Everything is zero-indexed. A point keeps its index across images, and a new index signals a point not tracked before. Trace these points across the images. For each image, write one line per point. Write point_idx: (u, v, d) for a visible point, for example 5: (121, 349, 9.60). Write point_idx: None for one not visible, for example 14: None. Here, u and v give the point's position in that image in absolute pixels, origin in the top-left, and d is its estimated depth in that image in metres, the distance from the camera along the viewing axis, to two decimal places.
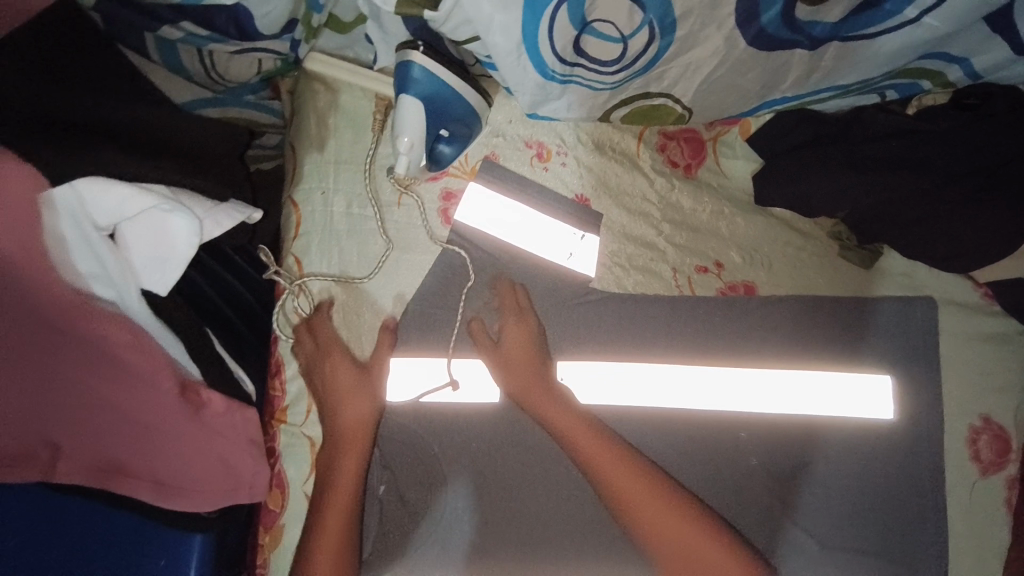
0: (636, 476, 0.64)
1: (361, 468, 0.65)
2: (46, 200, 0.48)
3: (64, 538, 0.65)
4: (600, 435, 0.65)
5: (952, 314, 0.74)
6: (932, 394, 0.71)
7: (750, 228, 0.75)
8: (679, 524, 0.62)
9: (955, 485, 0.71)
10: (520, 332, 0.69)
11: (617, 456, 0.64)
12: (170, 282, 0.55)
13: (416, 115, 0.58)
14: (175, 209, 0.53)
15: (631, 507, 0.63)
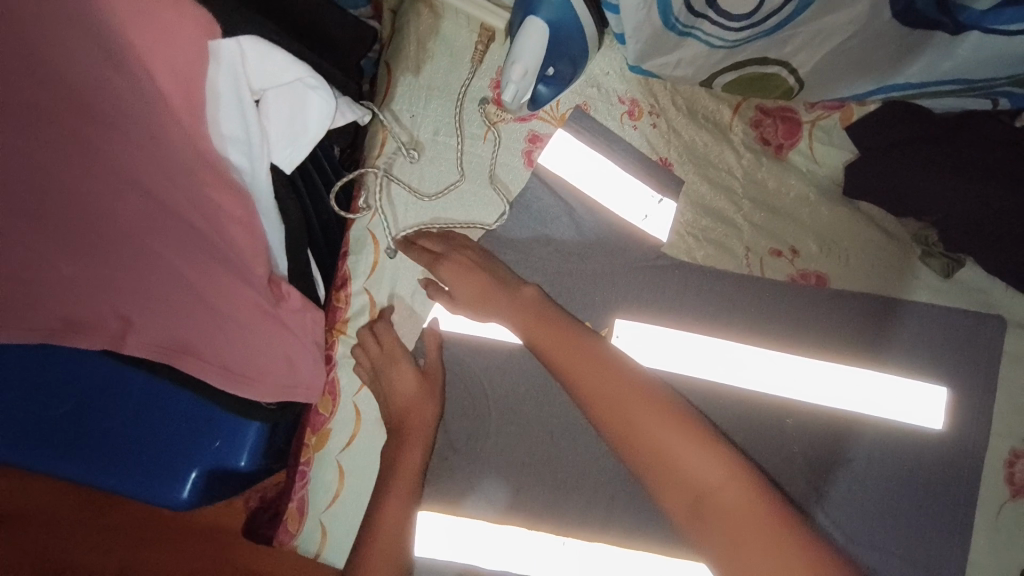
0: (613, 379, 0.59)
1: (428, 412, 0.69)
2: (214, 49, 0.48)
3: (124, 409, 0.67)
4: (575, 337, 0.62)
5: (1022, 338, 0.72)
6: (983, 412, 0.71)
7: (833, 219, 0.73)
8: (652, 426, 0.56)
9: (992, 504, 0.71)
10: (463, 266, 0.67)
11: (573, 349, 0.61)
12: (295, 161, 0.57)
13: (537, 40, 0.59)
14: (317, 87, 0.55)
15: (606, 412, 0.58)
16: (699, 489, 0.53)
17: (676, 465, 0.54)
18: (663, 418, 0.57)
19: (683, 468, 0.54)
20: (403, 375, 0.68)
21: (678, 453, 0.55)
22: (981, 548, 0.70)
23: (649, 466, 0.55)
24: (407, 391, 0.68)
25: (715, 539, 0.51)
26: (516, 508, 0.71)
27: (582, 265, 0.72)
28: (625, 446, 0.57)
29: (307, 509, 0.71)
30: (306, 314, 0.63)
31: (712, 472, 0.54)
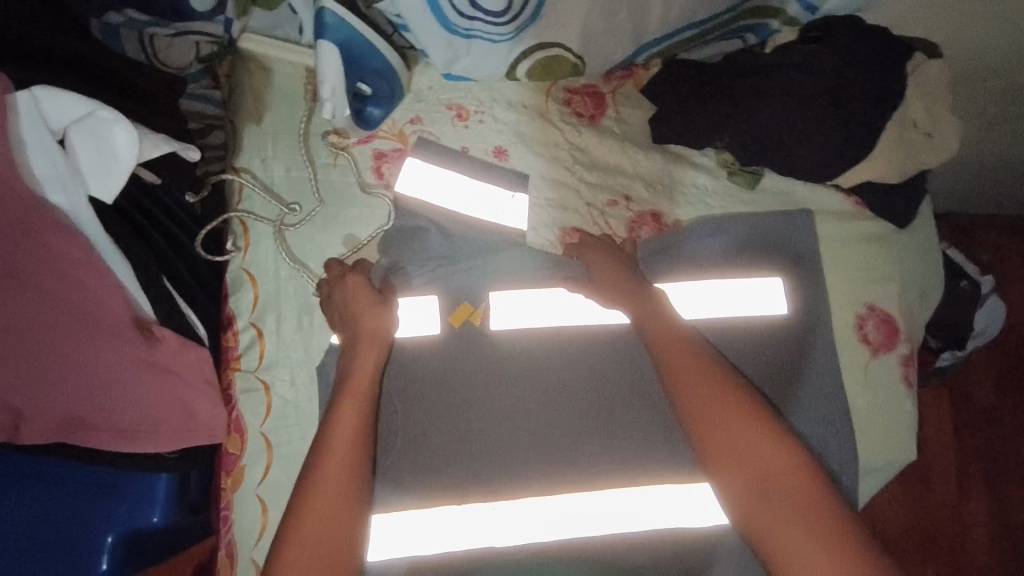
0: (713, 382, 0.67)
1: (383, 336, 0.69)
2: (11, 102, 0.56)
3: (24, 498, 0.67)
4: (676, 334, 0.72)
5: (828, 222, 0.86)
6: (816, 290, 0.84)
7: (652, 165, 0.85)
8: (744, 421, 0.65)
9: (850, 363, 0.83)
10: (614, 260, 0.77)
11: (685, 349, 0.70)
12: (115, 191, 0.61)
13: (332, 57, 0.67)
14: (118, 120, 0.60)
15: (697, 401, 0.67)
16: (768, 472, 0.63)
17: (749, 453, 0.63)
18: (741, 414, 0.65)
19: (755, 456, 0.63)
20: (364, 295, 0.71)
21: (755, 444, 0.64)
22: (850, 404, 0.82)
23: (727, 445, 0.64)
24: (368, 305, 0.70)
25: (768, 514, 0.60)
26: (443, 485, 0.76)
27: (453, 250, 0.79)
28: (706, 428, 0.65)
29: (237, 550, 0.71)
30: (189, 355, 0.66)
31: (778, 458, 0.63)
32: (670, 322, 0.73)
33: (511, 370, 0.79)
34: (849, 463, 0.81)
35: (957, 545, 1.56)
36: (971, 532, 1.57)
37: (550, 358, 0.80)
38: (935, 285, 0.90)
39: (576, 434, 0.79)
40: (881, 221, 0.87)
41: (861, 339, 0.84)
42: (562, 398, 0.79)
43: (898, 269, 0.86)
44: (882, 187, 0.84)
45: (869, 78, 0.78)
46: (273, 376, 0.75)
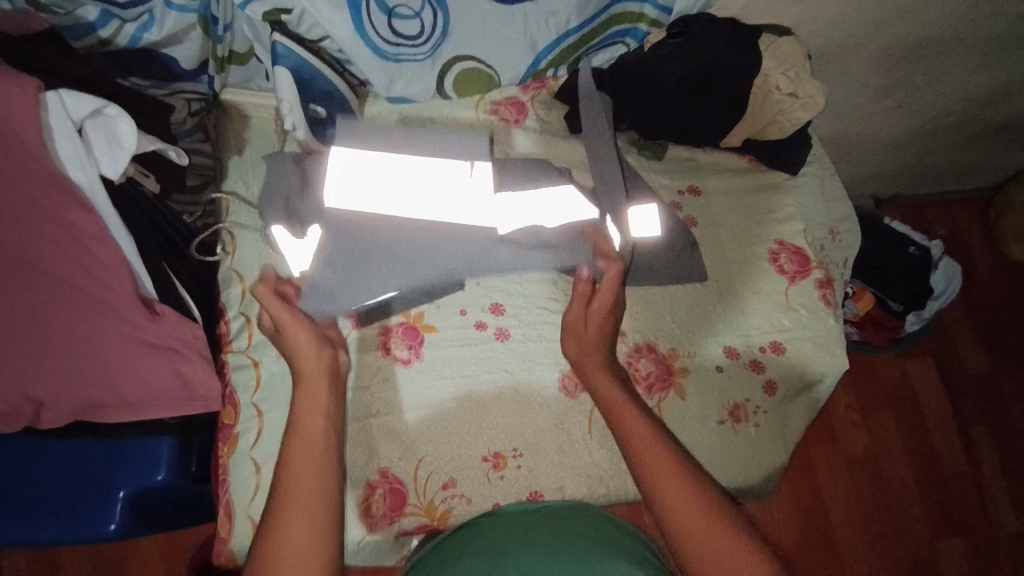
0: (680, 473, 0.64)
1: (308, 342, 0.71)
2: (42, 99, 0.67)
3: (47, 474, 0.78)
4: (671, 467, 0.64)
5: (731, 176, 1.00)
6: (727, 233, 0.95)
7: (574, 152, 1.01)
8: (721, 535, 0.60)
9: (774, 291, 0.92)
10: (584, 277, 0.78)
11: (652, 442, 0.66)
12: (121, 169, 0.73)
13: (286, 80, 0.87)
14: (122, 115, 0.72)
15: (661, 494, 0.63)
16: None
17: (724, 562, 0.58)
18: (716, 522, 0.61)
19: (731, 566, 0.58)
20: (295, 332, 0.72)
21: (729, 554, 0.59)
22: (782, 327, 0.90)
23: (712, 564, 0.59)
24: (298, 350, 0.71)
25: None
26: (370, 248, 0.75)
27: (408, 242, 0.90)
28: (676, 535, 0.61)
29: (234, 508, 0.79)
30: (185, 332, 0.78)
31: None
32: (638, 423, 0.69)
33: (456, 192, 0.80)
34: (786, 378, 0.88)
35: (978, 512, 1.47)
36: (990, 501, 1.49)
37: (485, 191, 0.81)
38: (841, 222, 1.02)
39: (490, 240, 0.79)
40: (776, 171, 1.01)
41: (778, 269, 0.93)
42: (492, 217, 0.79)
43: (801, 207, 0.98)
44: (765, 143, 0.99)
45: (744, 43, 0.91)
46: (261, 353, 0.85)
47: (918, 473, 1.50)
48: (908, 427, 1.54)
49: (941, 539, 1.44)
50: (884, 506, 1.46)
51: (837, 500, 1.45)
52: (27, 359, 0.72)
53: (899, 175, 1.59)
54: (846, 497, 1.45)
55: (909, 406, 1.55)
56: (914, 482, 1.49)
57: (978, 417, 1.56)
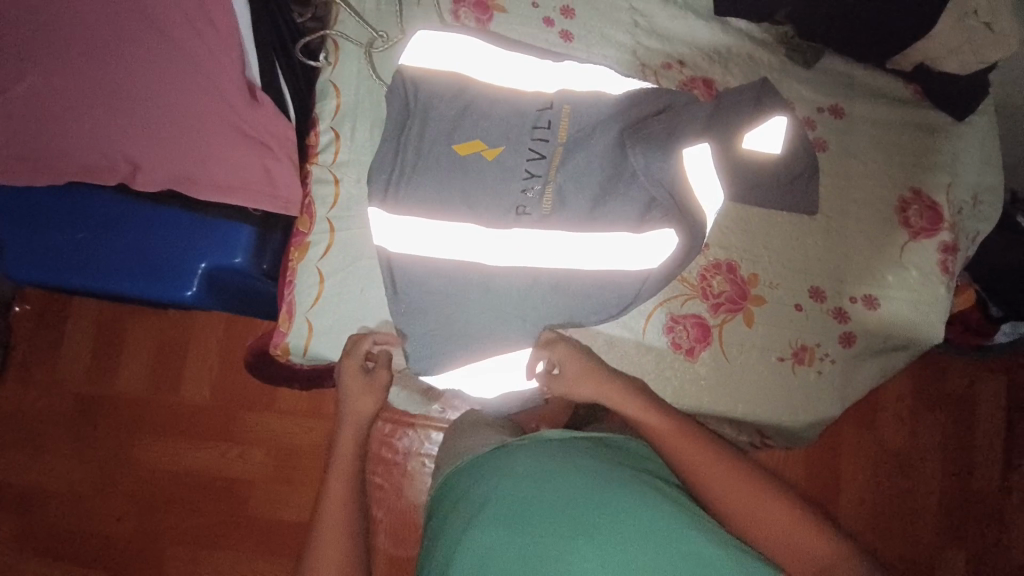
0: (715, 461, 0.68)
1: (360, 383, 0.80)
2: None
3: (133, 228, 0.82)
4: (701, 450, 0.68)
5: (883, 107, 0.87)
6: (857, 171, 0.85)
7: (711, 37, 0.90)
8: (769, 507, 0.65)
9: (889, 245, 0.83)
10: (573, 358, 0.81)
11: (676, 430, 0.71)
12: None
13: None
14: None
15: (700, 476, 0.67)
16: (805, 554, 0.63)
17: (780, 533, 0.64)
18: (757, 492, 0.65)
19: (792, 539, 0.64)
20: (355, 381, 0.80)
21: (781, 524, 0.64)
22: (882, 285, 0.82)
23: (777, 539, 0.64)
24: (363, 389, 0.80)
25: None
26: (416, 194, 0.81)
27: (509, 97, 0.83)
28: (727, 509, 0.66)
29: (295, 308, 0.83)
30: (279, 128, 0.80)
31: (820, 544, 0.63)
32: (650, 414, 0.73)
33: (528, 195, 0.80)
34: (869, 334, 0.82)
35: (994, 536, 1.43)
36: (1011, 532, 1.43)
37: (561, 157, 0.80)
38: (989, 191, 0.88)
39: (544, 211, 0.80)
40: (936, 113, 0.87)
41: (903, 221, 0.83)
42: (553, 192, 0.80)
43: (949, 161, 0.85)
44: (936, 75, 0.83)
45: None
46: (344, 173, 0.85)
47: (945, 480, 1.44)
48: (954, 437, 1.46)
49: (944, 547, 1.42)
50: (896, 499, 1.43)
51: (851, 490, 1.43)
52: (139, 114, 0.75)
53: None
54: (860, 480, 1.43)
55: (964, 415, 1.46)
56: (937, 490, 1.44)
57: None
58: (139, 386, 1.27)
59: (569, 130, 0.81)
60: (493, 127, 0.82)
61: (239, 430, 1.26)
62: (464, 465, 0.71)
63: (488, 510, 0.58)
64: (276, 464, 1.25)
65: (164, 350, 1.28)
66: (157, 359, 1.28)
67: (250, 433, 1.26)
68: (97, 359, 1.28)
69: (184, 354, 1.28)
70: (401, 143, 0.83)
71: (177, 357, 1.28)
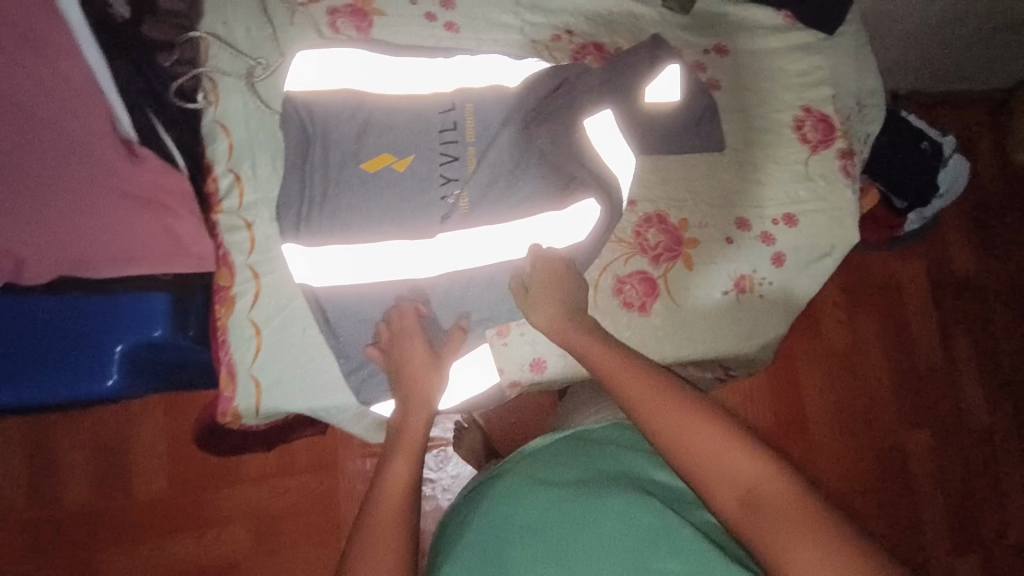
0: (654, 386, 0.56)
1: (416, 348, 0.76)
2: None
3: (32, 329, 0.73)
4: (643, 378, 0.57)
5: (763, 36, 0.91)
6: (753, 101, 0.89)
7: (592, 1, 0.90)
8: (703, 436, 0.51)
9: (795, 161, 0.87)
10: (547, 269, 0.78)
11: (621, 362, 0.60)
12: None
13: None
14: None
15: (637, 404, 0.55)
16: (745, 492, 0.49)
17: (718, 467, 0.50)
18: (694, 418, 0.52)
19: (731, 471, 0.50)
20: (418, 354, 0.76)
21: (719, 454, 0.50)
22: (796, 199, 0.87)
23: (714, 473, 0.50)
24: (424, 364, 0.76)
25: (767, 533, 0.46)
26: (337, 221, 0.79)
27: (407, 106, 0.83)
28: (658, 438, 0.53)
29: (236, 368, 0.77)
30: (168, 182, 0.73)
31: (757, 472, 0.49)
32: (601, 350, 0.64)
33: (450, 202, 0.81)
34: (797, 249, 0.86)
35: (947, 405, 1.56)
36: (959, 397, 1.57)
37: (476, 158, 0.83)
38: (870, 95, 0.94)
39: (461, 214, 0.81)
40: (812, 32, 0.92)
41: (801, 138, 0.88)
42: (471, 192, 0.81)
43: (830, 74, 0.91)
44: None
45: None
46: (256, 215, 0.80)
47: (893, 366, 1.56)
48: (891, 328, 1.58)
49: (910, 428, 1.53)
50: (855, 396, 1.54)
51: (816, 400, 1.52)
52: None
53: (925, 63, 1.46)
54: (822, 388, 1.52)
55: (893, 303, 1.58)
56: (889, 379, 1.55)
57: (961, 317, 1.60)
58: (86, 497, 1.16)
59: (477, 129, 0.83)
60: (400, 138, 0.82)
61: (211, 514, 1.18)
62: (471, 494, 0.75)
63: (493, 514, 0.64)
64: (258, 538, 1.18)
65: (108, 449, 1.17)
66: (100, 463, 1.17)
67: (221, 513, 1.18)
68: (29, 481, 1.15)
69: (130, 448, 1.18)
70: (308, 174, 0.80)
71: (126, 454, 1.18)
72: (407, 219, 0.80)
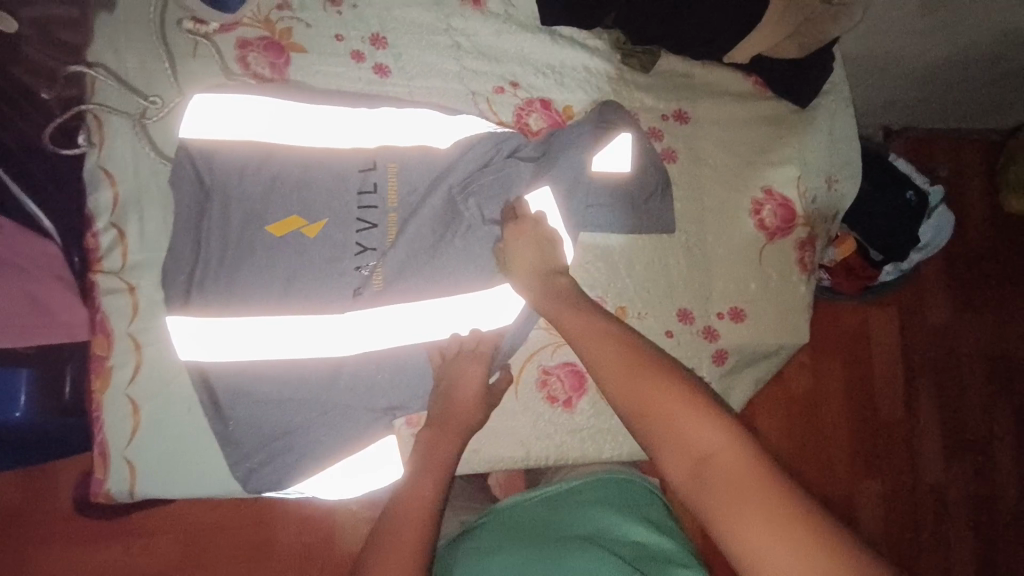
0: (621, 350, 0.56)
1: (476, 377, 0.72)
2: None
3: None
4: (611, 343, 0.57)
5: (727, 104, 0.82)
6: (709, 178, 0.81)
7: (543, 51, 0.80)
8: (666, 398, 0.51)
9: (748, 249, 0.81)
10: (526, 240, 0.69)
11: (590, 322, 0.60)
12: None
13: None
14: None
15: (602, 371, 0.55)
16: (702, 458, 0.48)
17: (673, 432, 0.50)
18: (656, 383, 0.52)
19: (686, 436, 0.49)
20: (469, 382, 0.72)
21: (676, 420, 0.50)
22: (745, 291, 0.80)
23: (666, 435, 0.50)
24: (471, 397, 0.72)
25: (712, 501, 0.46)
26: (235, 289, 0.70)
27: (321, 159, 0.73)
28: (619, 403, 0.53)
29: (109, 449, 0.71)
30: (32, 248, 0.66)
31: (717, 438, 0.48)
32: (572, 309, 0.63)
33: (362, 274, 0.73)
34: (740, 348, 0.80)
35: (903, 457, 1.49)
36: (917, 451, 1.50)
37: (397, 226, 0.74)
38: (842, 169, 0.86)
39: (375, 290, 0.73)
40: (780, 101, 0.84)
41: (757, 223, 0.81)
42: (388, 268, 0.73)
43: (798, 151, 0.83)
44: (774, 62, 0.79)
45: None
46: (142, 277, 0.72)
47: (853, 414, 1.49)
48: (853, 373, 1.51)
49: (864, 479, 1.46)
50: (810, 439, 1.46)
51: (773, 438, 1.44)
52: None
53: (920, 104, 1.35)
54: (780, 428, 1.45)
55: (858, 351, 1.51)
56: (846, 427, 1.48)
57: (926, 370, 1.52)
58: None
59: (400, 193, 0.75)
60: (314, 197, 0.72)
61: None
62: (449, 546, 0.75)
63: (486, 556, 0.67)
64: None
65: None
66: None
67: None
68: None
69: None
70: (203, 232, 0.71)
71: None
72: (314, 291, 0.72)
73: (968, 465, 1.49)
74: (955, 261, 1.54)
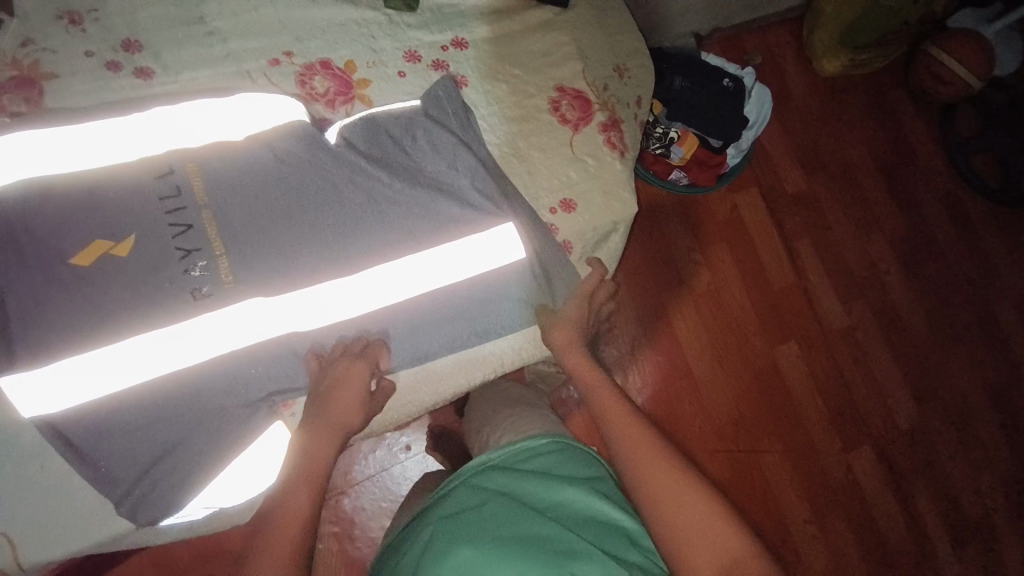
0: (648, 437, 0.66)
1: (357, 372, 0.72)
2: None
3: None
4: (635, 422, 0.68)
5: (497, 22, 0.88)
6: (503, 93, 0.87)
7: (306, 15, 0.82)
8: (687, 489, 0.61)
9: (559, 146, 0.86)
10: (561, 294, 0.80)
11: (622, 405, 0.71)
12: None
13: None
14: None
15: (628, 446, 0.66)
16: (715, 542, 0.57)
17: (692, 517, 0.59)
18: (682, 475, 0.62)
19: (701, 525, 0.58)
20: (350, 384, 0.72)
21: (694, 510, 0.59)
22: (569, 184, 0.86)
23: (685, 516, 0.59)
24: (350, 387, 0.72)
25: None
26: (49, 330, 0.66)
27: (106, 178, 0.71)
28: (643, 478, 0.63)
29: None
30: None
31: (730, 532, 0.57)
32: (609, 391, 0.73)
33: (195, 275, 0.70)
34: (581, 236, 0.86)
35: (820, 330, 1.43)
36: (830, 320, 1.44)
37: (216, 221, 0.71)
38: (625, 57, 0.94)
39: (215, 293, 0.70)
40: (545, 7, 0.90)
41: (561, 119, 0.87)
42: (222, 261, 0.70)
43: (575, 47, 0.89)
44: None
45: None
46: None
47: (755, 293, 1.42)
48: (746, 264, 1.43)
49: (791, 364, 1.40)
50: (726, 343, 1.39)
51: (691, 355, 1.37)
52: None
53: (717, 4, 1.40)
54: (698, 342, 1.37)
55: (743, 240, 1.44)
56: (756, 319, 1.41)
57: (810, 236, 1.47)
58: None
59: (206, 189, 0.72)
60: (112, 217, 0.69)
61: None
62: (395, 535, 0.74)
63: (443, 556, 0.58)
64: None
65: None
66: None
67: None
68: None
69: None
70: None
71: None
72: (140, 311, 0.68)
73: (866, 302, 1.45)
74: (796, 121, 1.52)
